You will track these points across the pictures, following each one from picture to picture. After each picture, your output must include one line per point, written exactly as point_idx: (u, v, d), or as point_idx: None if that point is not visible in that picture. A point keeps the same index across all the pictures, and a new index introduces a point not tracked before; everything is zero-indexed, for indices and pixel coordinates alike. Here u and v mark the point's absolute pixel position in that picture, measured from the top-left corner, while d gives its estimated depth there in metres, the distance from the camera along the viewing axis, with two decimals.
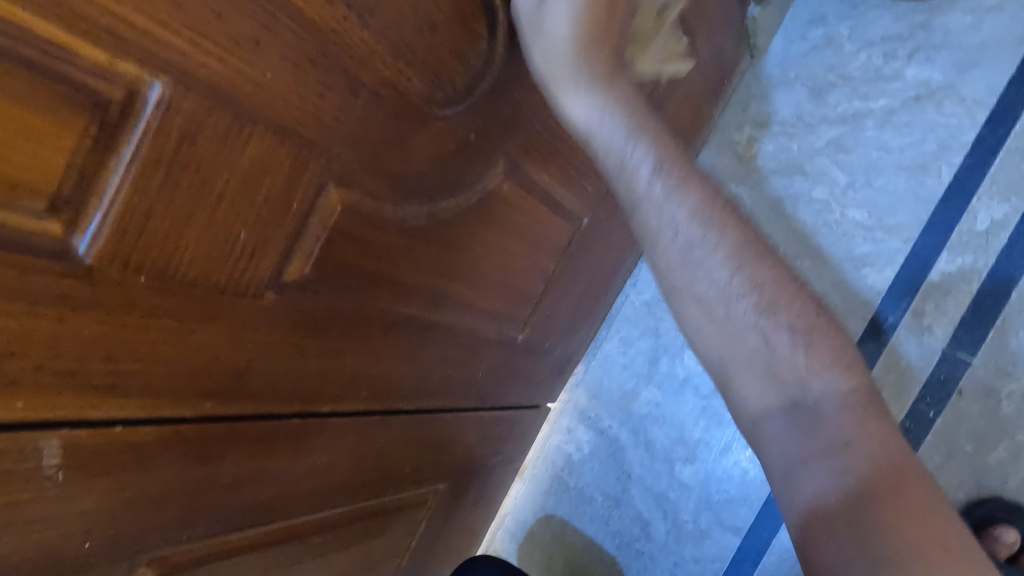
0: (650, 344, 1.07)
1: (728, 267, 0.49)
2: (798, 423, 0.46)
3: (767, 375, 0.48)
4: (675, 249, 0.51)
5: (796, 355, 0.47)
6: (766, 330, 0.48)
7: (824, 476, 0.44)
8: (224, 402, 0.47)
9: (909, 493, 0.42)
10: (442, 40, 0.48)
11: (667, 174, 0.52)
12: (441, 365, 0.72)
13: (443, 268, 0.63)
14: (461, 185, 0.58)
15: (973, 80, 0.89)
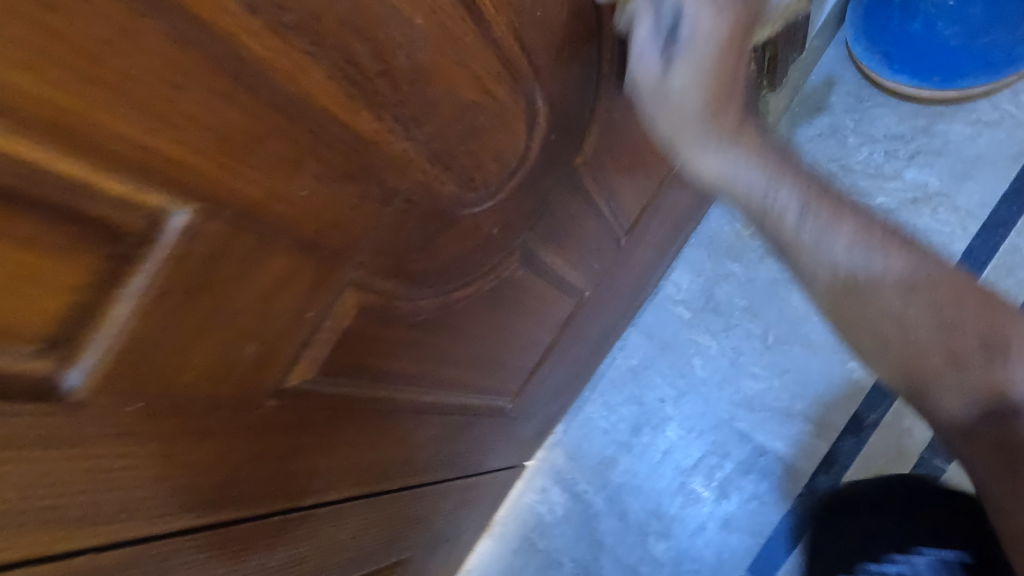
0: (633, 411, 1.05)
1: (891, 276, 0.50)
2: (1007, 452, 0.47)
3: (969, 387, 0.48)
4: (837, 276, 0.51)
5: (996, 371, 0.47)
6: (951, 347, 0.48)
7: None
8: (207, 512, 0.43)
9: None
10: (481, 143, 0.45)
11: (817, 214, 0.51)
12: (429, 442, 0.69)
13: (447, 353, 0.60)
14: (477, 276, 0.56)
15: (969, 191, 0.93)
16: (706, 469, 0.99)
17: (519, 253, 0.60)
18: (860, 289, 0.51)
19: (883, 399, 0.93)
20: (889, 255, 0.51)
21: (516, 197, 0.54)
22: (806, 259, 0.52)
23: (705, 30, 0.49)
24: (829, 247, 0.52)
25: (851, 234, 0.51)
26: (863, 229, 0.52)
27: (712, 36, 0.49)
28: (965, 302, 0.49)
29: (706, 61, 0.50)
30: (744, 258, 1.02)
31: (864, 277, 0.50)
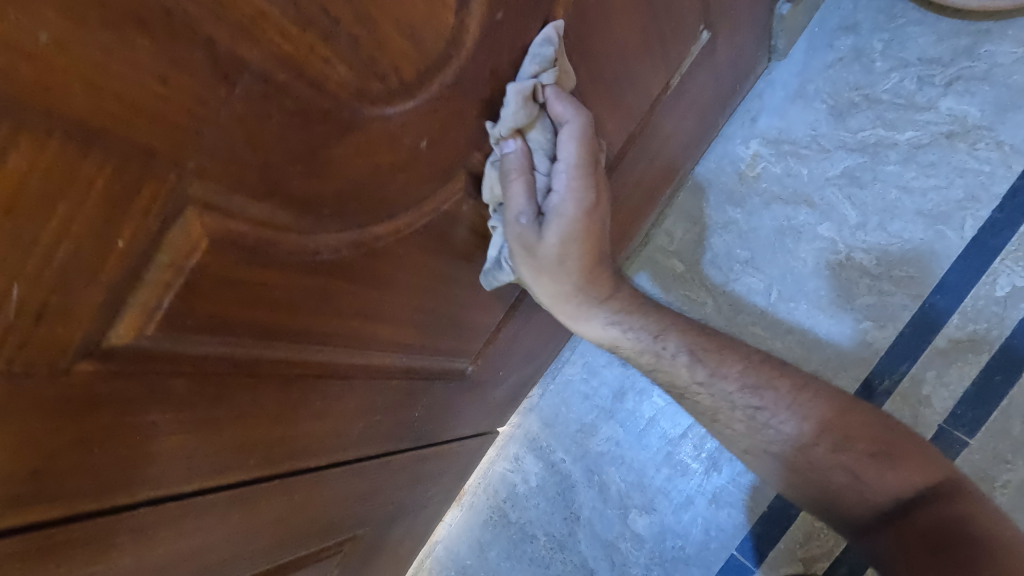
0: (616, 375, 0.95)
1: (726, 384, 0.64)
2: (803, 474, 0.61)
3: (771, 438, 0.62)
4: (687, 381, 0.65)
5: (780, 431, 0.62)
6: (769, 423, 0.62)
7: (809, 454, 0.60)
8: (17, 514, 0.31)
9: (900, 448, 0.58)
10: (384, 8, 0.32)
11: (663, 339, 0.64)
12: (366, 413, 0.58)
13: (377, 305, 0.48)
14: (409, 207, 0.44)
15: (1016, 123, 0.78)
16: (695, 440, 0.88)
17: (466, 182, 0.48)
18: (713, 402, 0.65)
19: (898, 362, 0.79)
20: (741, 390, 0.63)
21: (455, 103, 0.41)
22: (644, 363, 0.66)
23: (573, 203, 0.49)
24: (700, 388, 0.65)
25: (708, 391, 0.65)
26: (727, 388, 0.64)
27: (574, 209, 0.50)
28: (779, 438, 0.62)
29: (573, 226, 0.50)
30: (748, 203, 0.90)
31: (707, 398, 0.64)
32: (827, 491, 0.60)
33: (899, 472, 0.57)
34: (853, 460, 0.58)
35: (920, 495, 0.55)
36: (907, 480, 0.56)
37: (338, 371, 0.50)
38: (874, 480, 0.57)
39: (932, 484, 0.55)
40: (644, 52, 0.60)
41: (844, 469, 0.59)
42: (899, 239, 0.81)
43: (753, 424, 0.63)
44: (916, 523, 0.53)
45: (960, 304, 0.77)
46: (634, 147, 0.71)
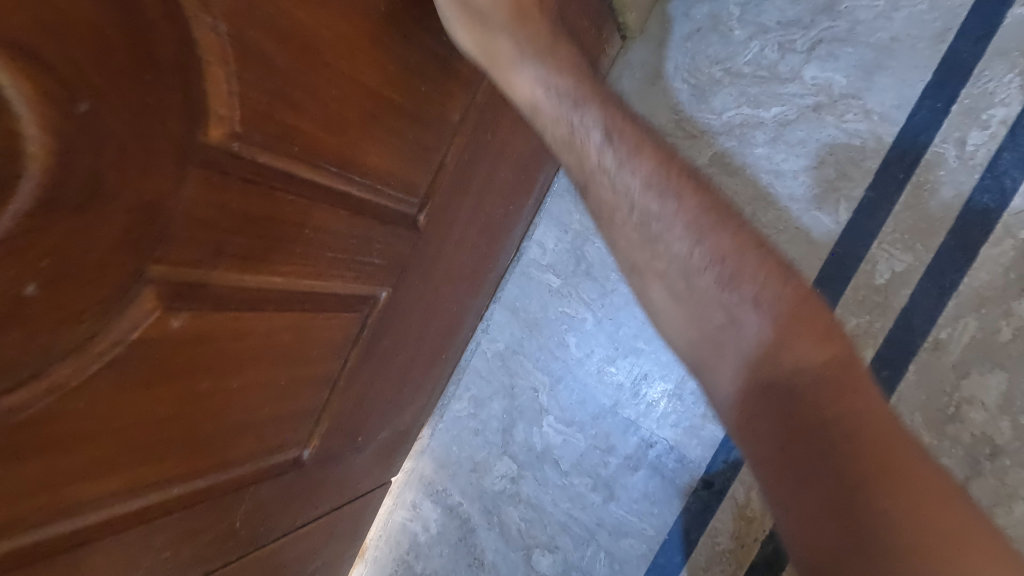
0: (503, 406, 0.87)
1: (634, 182, 0.52)
2: (725, 336, 0.48)
3: (694, 318, 0.50)
4: (632, 222, 0.52)
5: (706, 279, 0.49)
6: (676, 242, 0.51)
7: (742, 303, 0.48)
8: None
9: (808, 311, 0.48)
10: None
11: (615, 145, 0.53)
12: (144, 557, 0.48)
13: (82, 466, 0.38)
14: (54, 361, 0.33)
15: (882, 88, 0.69)
16: (590, 468, 0.82)
17: (161, 297, 0.37)
18: (625, 223, 0.53)
19: None
20: (658, 200, 0.51)
21: (69, 227, 0.30)
22: (591, 168, 0.54)
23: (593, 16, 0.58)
24: (607, 173, 0.53)
25: (606, 182, 0.54)
26: (631, 180, 0.52)
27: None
28: (671, 260, 0.51)
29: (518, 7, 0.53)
30: None
31: (610, 192, 0.53)
32: (719, 369, 0.49)
33: (787, 336, 0.47)
34: (783, 318, 0.47)
35: (800, 380, 0.46)
36: (800, 352, 0.46)
37: (59, 545, 0.40)
38: (776, 342, 0.47)
39: (799, 369, 0.46)
40: (411, 76, 0.49)
41: (770, 346, 0.47)
42: (773, 231, 0.74)
43: (647, 233, 0.52)
44: (793, 408, 0.45)
45: (841, 296, 0.71)
46: (449, 176, 0.61)
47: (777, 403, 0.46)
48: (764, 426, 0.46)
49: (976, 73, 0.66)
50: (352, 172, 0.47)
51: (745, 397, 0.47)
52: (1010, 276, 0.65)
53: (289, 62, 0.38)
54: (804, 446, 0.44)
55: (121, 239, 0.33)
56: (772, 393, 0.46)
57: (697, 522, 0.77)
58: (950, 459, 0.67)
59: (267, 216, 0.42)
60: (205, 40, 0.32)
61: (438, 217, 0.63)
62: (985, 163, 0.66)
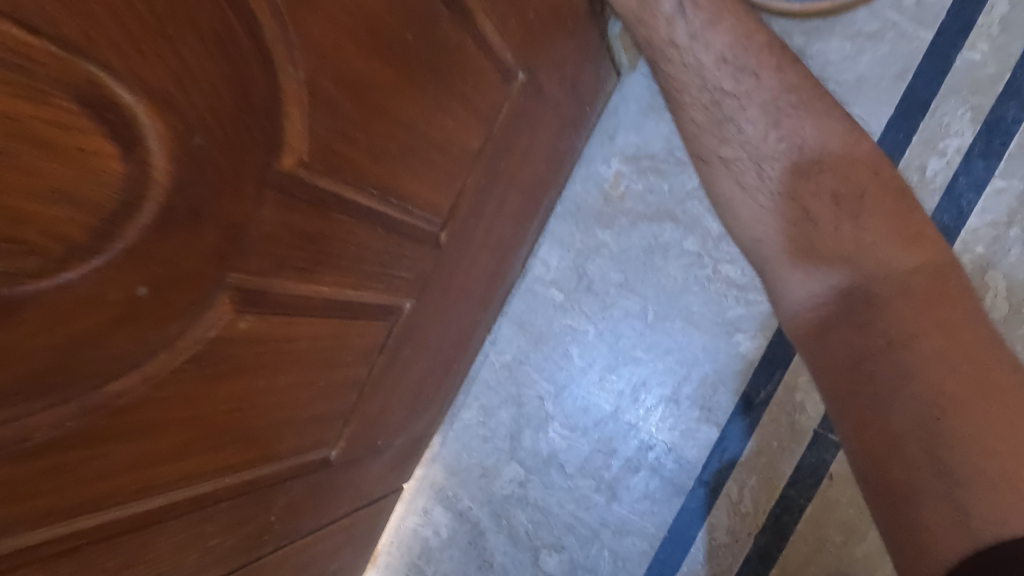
0: (511, 414, 0.93)
1: (758, 127, 0.68)
2: (851, 305, 0.61)
3: (809, 243, 0.64)
4: (753, 175, 0.69)
5: (842, 228, 0.63)
6: (764, 175, 0.68)
7: (795, 227, 0.65)
8: None
9: (948, 283, 0.60)
10: (32, 183, 0.27)
11: (751, 116, 0.68)
12: (195, 543, 0.53)
13: (157, 452, 0.43)
14: (150, 355, 0.39)
15: (852, 120, 0.78)
16: (594, 471, 0.87)
17: (234, 301, 0.43)
18: (728, 155, 0.70)
19: (771, 373, 0.80)
20: (773, 147, 0.67)
21: (174, 241, 0.36)
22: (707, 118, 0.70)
23: None
24: (731, 123, 0.69)
25: (728, 134, 0.69)
26: (753, 128, 0.68)
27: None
28: (762, 215, 0.68)
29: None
30: (616, 225, 0.89)
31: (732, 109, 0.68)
32: (767, 234, 0.68)
33: (873, 236, 0.62)
34: (845, 198, 0.65)
35: (877, 248, 0.62)
36: (903, 318, 0.58)
37: (129, 525, 0.45)
38: (892, 308, 0.59)
39: (907, 321, 0.58)
40: (441, 113, 0.56)
41: (841, 234, 0.63)
42: None
43: (749, 156, 0.69)
44: (856, 301, 0.61)
45: None
46: (467, 199, 0.67)
47: (851, 308, 0.61)
48: (846, 360, 0.60)
49: (933, 108, 0.75)
50: (389, 194, 0.54)
51: (843, 288, 0.62)
52: (970, 287, 0.73)
53: (348, 102, 0.44)
54: (866, 363, 0.59)
55: (209, 251, 0.39)
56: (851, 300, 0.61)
57: (695, 520, 0.82)
58: None
59: (320, 233, 0.48)
60: (288, 86, 0.39)
61: (456, 236, 0.70)
62: (943, 187, 0.74)
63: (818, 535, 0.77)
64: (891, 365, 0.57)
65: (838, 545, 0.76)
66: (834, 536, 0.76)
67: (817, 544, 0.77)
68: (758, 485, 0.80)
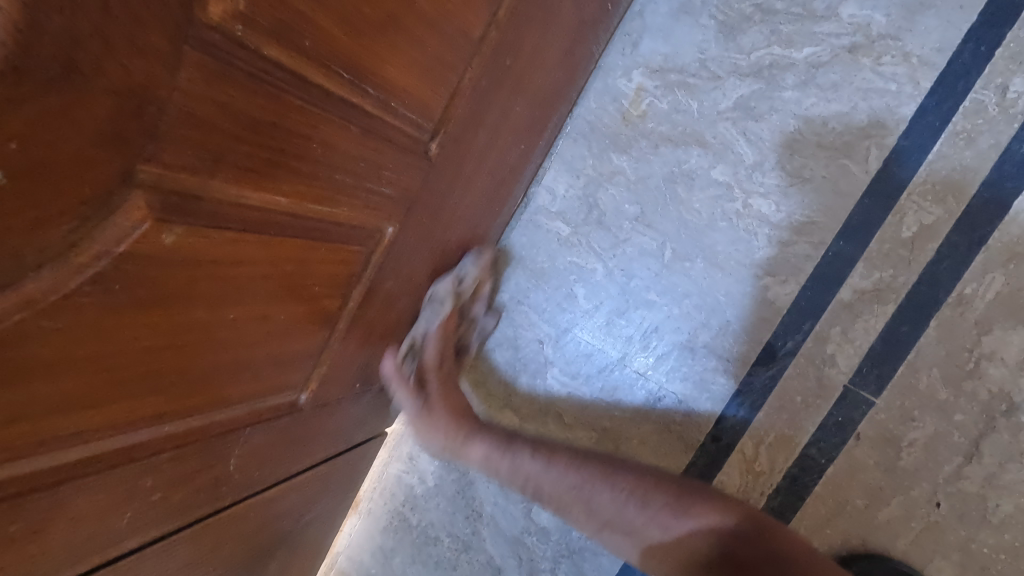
0: (506, 359, 0.84)
1: (573, 463, 0.75)
2: (655, 519, 0.69)
3: (624, 528, 0.71)
4: (572, 490, 0.73)
5: (627, 507, 0.71)
6: (622, 502, 0.71)
7: (620, 508, 0.71)
8: None
9: (703, 498, 0.69)
10: None
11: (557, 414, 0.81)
12: (133, 502, 0.45)
13: (63, 398, 0.34)
14: (28, 269, 0.28)
15: (925, 28, 0.65)
16: (595, 422, 0.80)
17: (151, 206, 0.32)
18: (556, 449, 0.77)
19: (800, 321, 0.71)
20: (585, 457, 0.75)
21: (40, 105, 0.25)
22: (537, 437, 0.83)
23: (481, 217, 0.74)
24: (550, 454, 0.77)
25: (554, 456, 0.76)
26: (565, 467, 0.75)
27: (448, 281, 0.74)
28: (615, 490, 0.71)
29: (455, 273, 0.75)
30: (635, 149, 0.78)
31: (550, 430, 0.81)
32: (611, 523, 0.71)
33: (691, 506, 0.69)
34: (656, 495, 0.70)
35: (736, 531, 0.66)
36: (720, 517, 0.67)
37: (37, 484, 0.35)
38: (687, 513, 0.68)
39: (739, 522, 0.66)
40: None
41: (666, 529, 0.69)
42: (799, 179, 0.70)
43: (614, 485, 0.72)
44: (738, 551, 0.65)
45: (865, 250, 0.68)
46: (465, 103, 0.56)
47: (704, 547, 0.67)
48: (735, 569, 0.64)
49: None
50: (365, 82, 0.42)
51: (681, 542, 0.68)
52: None
53: None
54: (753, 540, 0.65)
55: (103, 129, 0.28)
56: (724, 563, 0.65)
57: (703, 476, 0.75)
58: (966, 416, 0.65)
59: (272, 123, 0.37)
60: None
61: (451, 149, 0.58)
62: None
63: (838, 497, 0.69)
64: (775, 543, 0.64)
65: (859, 509, 0.68)
66: (854, 499, 0.69)
67: (837, 506, 0.69)
68: (776, 443, 0.72)
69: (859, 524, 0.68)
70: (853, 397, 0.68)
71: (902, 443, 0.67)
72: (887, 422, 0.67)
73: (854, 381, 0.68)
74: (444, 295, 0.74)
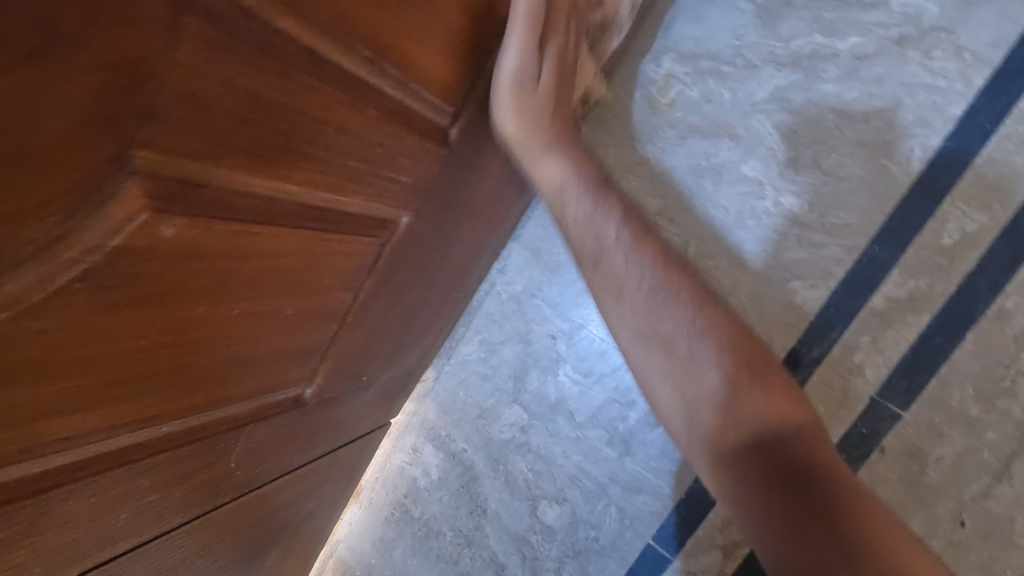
0: (516, 352, 0.82)
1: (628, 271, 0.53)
2: (677, 367, 0.50)
3: (698, 399, 0.49)
4: (642, 296, 0.52)
5: (681, 330, 0.50)
6: (660, 315, 0.51)
7: (669, 381, 0.51)
8: None
9: (777, 385, 0.48)
10: None
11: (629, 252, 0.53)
12: (128, 504, 0.42)
13: (48, 403, 0.31)
14: (10, 269, 0.25)
15: (979, 22, 0.61)
16: (607, 421, 0.77)
17: (148, 195, 0.29)
18: (633, 299, 0.52)
19: (827, 328, 0.68)
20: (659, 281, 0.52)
21: (22, 80, 0.21)
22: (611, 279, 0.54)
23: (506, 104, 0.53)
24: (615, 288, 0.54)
25: (627, 304, 0.53)
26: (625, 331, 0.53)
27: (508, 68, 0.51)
28: (700, 393, 0.48)
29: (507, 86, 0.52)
30: (660, 139, 0.74)
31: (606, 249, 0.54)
32: (655, 373, 0.51)
33: (757, 394, 0.47)
34: (740, 377, 0.48)
35: (778, 433, 0.46)
36: (766, 412, 0.47)
37: (25, 492, 0.33)
38: (742, 402, 0.47)
39: (770, 422, 0.46)
40: None
41: (715, 400, 0.48)
42: (834, 178, 0.67)
43: (670, 349, 0.50)
44: (778, 453, 0.45)
45: (900, 256, 0.65)
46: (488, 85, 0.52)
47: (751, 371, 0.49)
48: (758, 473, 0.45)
49: None
50: (383, 61, 0.39)
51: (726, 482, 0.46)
52: None
53: None
54: (786, 454, 0.45)
55: (93, 109, 0.24)
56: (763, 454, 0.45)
57: None
58: (998, 434, 0.62)
59: (283, 103, 0.34)
60: None
61: (470, 134, 0.55)
62: None
63: None
64: (819, 468, 0.44)
65: None
66: None
67: None
68: None
69: None
70: (878, 409, 0.66)
71: (928, 459, 0.64)
72: (914, 437, 0.65)
73: (881, 392, 0.66)
74: (508, 127, 0.55)
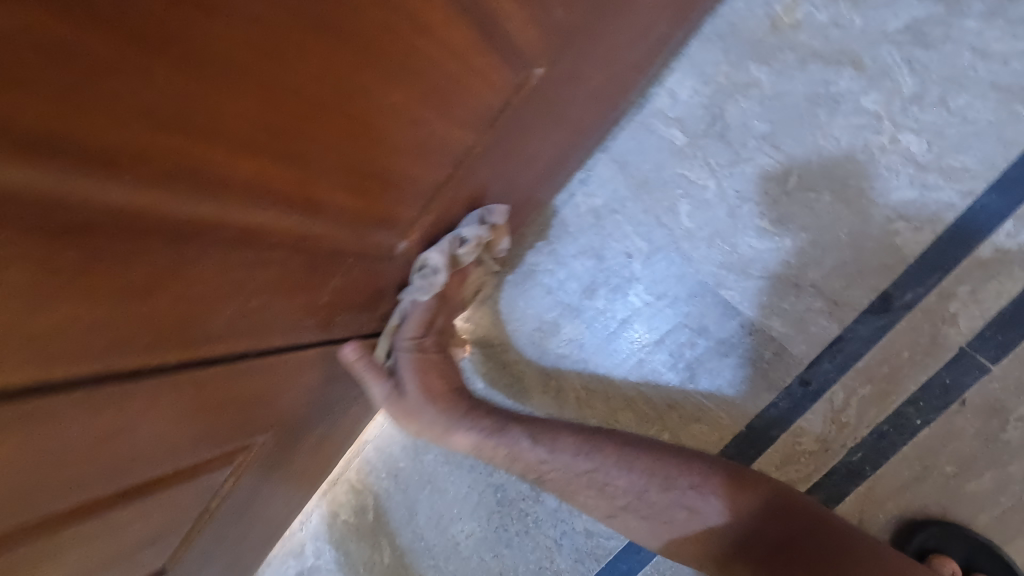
0: (587, 268, 0.79)
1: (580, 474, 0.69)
2: (639, 513, 0.69)
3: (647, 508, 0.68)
4: (587, 486, 0.69)
5: (646, 497, 0.68)
6: (614, 502, 0.69)
7: (650, 519, 0.68)
8: None
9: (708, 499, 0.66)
10: None
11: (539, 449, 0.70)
12: (243, 298, 0.40)
13: (176, 110, 0.26)
14: None
15: None
16: (674, 347, 0.75)
17: None
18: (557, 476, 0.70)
19: (926, 274, 0.66)
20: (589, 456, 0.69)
21: None
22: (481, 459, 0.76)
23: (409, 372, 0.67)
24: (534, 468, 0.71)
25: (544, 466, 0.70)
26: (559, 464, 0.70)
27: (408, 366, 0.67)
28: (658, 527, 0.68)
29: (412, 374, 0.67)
30: (777, 60, 0.71)
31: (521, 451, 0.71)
32: (645, 528, 0.69)
33: (716, 507, 0.66)
34: (687, 515, 0.67)
35: (766, 517, 0.65)
36: (742, 513, 0.65)
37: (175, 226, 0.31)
38: (719, 524, 0.66)
39: (744, 532, 0.65)
40: None
41: (686, 523, 0.67)
42: (960, 120, 0.64)
43: (614, 497, 0.68)
44: (774, 529, 0.65)
45: (1018, 207, 0.63)
46: None
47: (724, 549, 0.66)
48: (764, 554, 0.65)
49: None
50: None
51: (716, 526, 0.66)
52: None
53: None
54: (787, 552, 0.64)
55: None
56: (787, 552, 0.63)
57: (781, 420, 0.71)
58: None
59: None
60: None
61: None
62: None
63: (925, 461, 0.67)
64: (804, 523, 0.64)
65: (945, 476, 0.66)
66: (942, 465, 0.66)
67: (922, 470, 0.67)
68: (870, 396, 0.68)
69: (940, 490, 0.67)
70: (967, 360, 0.64)
71: (1009, 416, 0.63)
72: (999, 392, 0.63)
73: (972, 344, 0.64)
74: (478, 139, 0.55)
